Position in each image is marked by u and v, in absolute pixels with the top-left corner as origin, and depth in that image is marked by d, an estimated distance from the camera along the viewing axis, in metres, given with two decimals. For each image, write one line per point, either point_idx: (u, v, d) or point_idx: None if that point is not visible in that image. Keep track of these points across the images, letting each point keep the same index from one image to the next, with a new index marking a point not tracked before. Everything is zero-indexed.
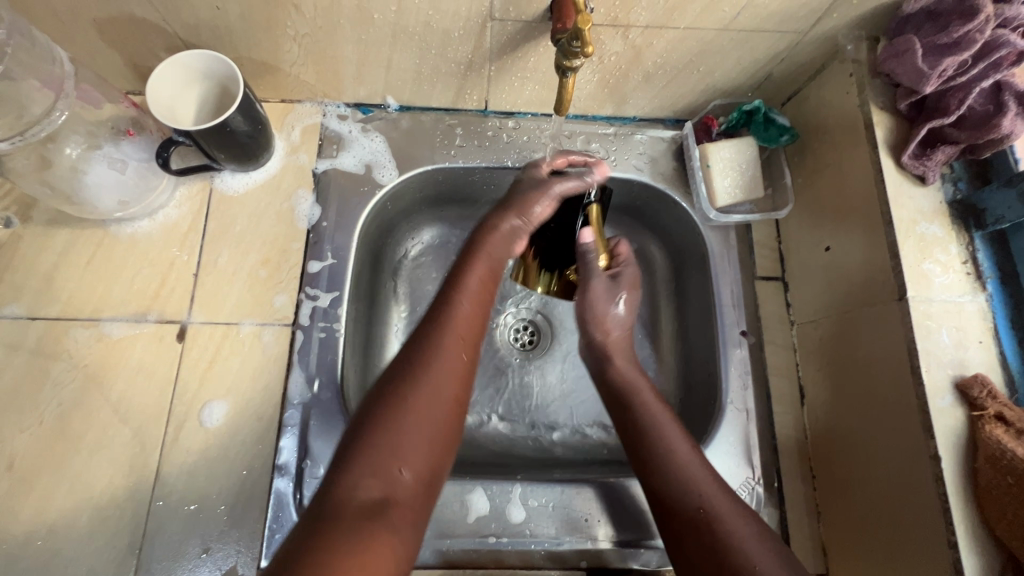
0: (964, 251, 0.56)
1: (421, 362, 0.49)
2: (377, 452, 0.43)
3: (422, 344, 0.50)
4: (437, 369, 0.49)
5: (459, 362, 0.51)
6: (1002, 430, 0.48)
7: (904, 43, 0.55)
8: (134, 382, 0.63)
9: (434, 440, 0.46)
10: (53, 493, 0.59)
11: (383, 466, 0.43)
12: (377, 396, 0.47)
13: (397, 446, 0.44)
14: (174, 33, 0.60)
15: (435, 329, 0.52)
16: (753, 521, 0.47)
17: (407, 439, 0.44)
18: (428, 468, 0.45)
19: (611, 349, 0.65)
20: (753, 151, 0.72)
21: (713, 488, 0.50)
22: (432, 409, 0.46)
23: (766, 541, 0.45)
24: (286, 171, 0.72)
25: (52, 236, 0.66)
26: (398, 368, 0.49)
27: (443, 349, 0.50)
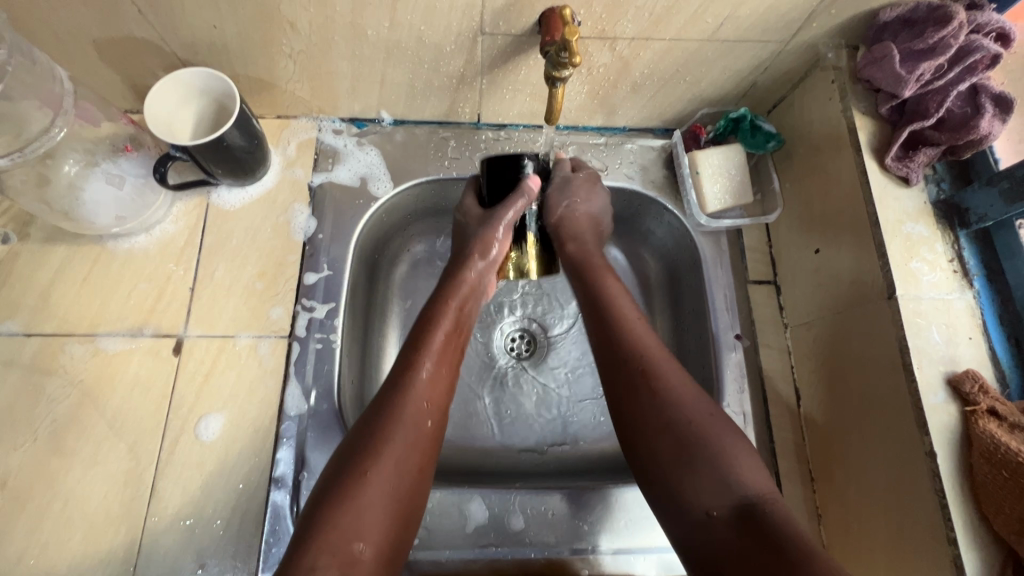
0: (950, 250, 0.57)
1: (384, 429, 0.51)
2: (340, 529, 0.44)
3: (385, 409, 0.53)
4: (396, 440, 0.51)
5: (423, 432, 0.53)
6: (995, 425, 0.49)
7: (882, 49, 0.57)
8: (130, 397, 0.62)
9: (390, 511, 0.48)
10: (47, 510, 0.58)
11: (342, 542, 0.44)
12: (340, 467, 0.49)
13: (352, 519, 0.45)
14: (171, 52, 0.62)
15: (400, 393, 0.54)
16: (689, 388, 0.54)
17: (366, 512, 0.46)
18: (388, 541, 0.47)
19: (578, 229, 0.68)
20: (741, 157, 0.73)
21: (668, 363, 0.56)
22: (392, 479, 0.49)
23: (699, 403, 0.53)
24: (282, 185, 0.73)
25: (49, 252, 0.67)
26: (363, 437, 0.51)
27: (408, 417, 0.52)
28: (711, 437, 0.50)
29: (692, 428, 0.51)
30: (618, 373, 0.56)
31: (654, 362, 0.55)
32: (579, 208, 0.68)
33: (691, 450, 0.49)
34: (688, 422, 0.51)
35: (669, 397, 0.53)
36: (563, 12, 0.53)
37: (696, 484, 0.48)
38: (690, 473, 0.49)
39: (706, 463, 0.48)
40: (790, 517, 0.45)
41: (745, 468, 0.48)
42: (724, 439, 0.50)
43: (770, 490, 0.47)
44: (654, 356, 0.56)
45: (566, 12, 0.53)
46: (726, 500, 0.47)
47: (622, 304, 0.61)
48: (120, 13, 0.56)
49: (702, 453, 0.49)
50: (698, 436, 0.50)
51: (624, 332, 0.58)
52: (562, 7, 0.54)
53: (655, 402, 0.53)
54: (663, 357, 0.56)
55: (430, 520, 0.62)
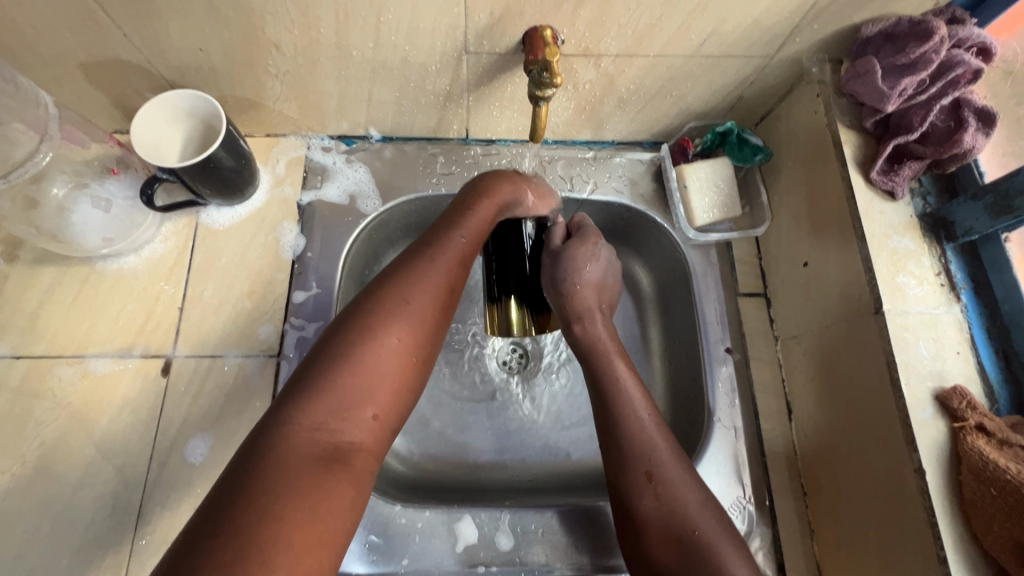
0: (937, 263, 0.57)
1: (403, 297, 0.46)
2: (349, 392, 0.41)
3: (402, 287, 0.47)
4: (416, 311, 0.46)
5: (441, 311, 0.49)
6: (984, 441, 0.49)
7: (864, 64, 0.57)
8: (118, 419, 0.62)
9: (399, 392, 0.44)
10: (34, 535, 0.58)
11: (353, 409, 0.41)
12: (349, 331, 0.44)
13: (360, 384, 0.41)
14: (159, 74, 0.62)
15: (419, 271, 0.49)
16: (698, 489, 0.51)
17: (376, 380, 0.42)
18: (393, 416, 0.43)
19: (583, 311, 0.61)
20: (729, 171, 0.73)
21: (669, 452, 0.53)
22: (409, 349, 0.45)
23: (704, 514, 0.49)
24: (271, 204, 0.73)
25: (37, 274, 0.67)
26: (381, 304, 0.46)
27: (429, 289, 0.48)
28: (711, 546, 0.47)
29: (695, 540, 0.48)
30: (622, 470, 0.52)
31: (655, 454, 0.52)
32: (582, 277, 0.61)
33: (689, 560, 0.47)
34: (693, 532, 0.48)
35: (675, 506, 0.50)
36: (543, 33, 0.55)
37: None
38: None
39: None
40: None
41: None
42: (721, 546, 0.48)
43: None
44: (665, 457, 0.52)
45: (546, 33, 0.55)
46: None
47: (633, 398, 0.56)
48: (106, 37, 0.56)
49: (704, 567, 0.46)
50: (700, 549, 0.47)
51: (634, 438, 0.53)
52: (543, 27, 0.55)
53: (659, 508, 0.50)
54: (673, 457, 0.53)
55: (419, 540, 0.62)
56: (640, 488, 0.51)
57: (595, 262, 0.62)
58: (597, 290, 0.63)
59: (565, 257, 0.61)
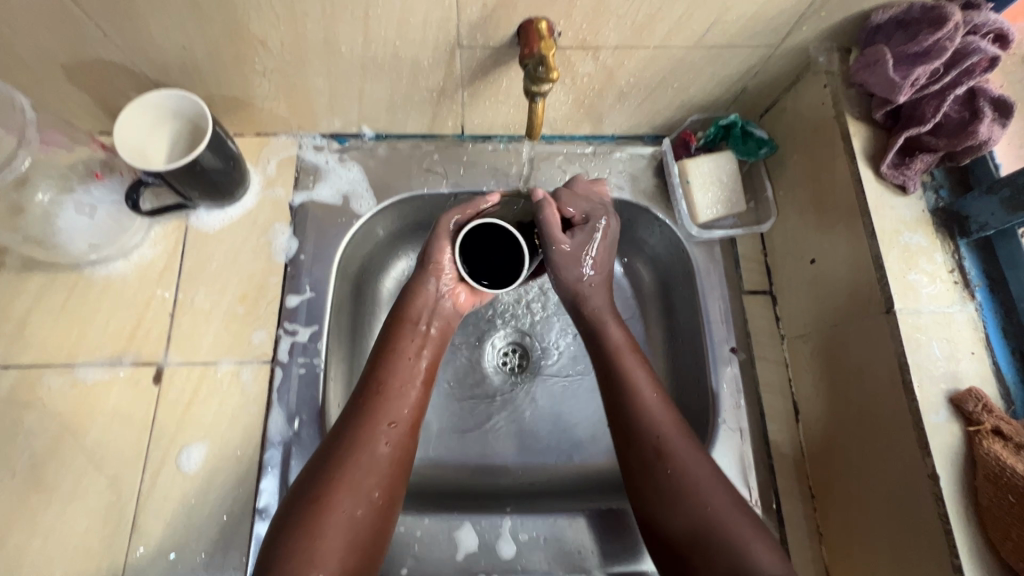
0: (950, 260, 0.55)
1: (340, 455, 0.51)
2: (299, 563, 0.44)
3: (345, 438, 0.52)
4: (354, 468, 0.50)
5: (385, 455, 0.52)
6: (1000, 446, 0.47)
7: (875, 53, 0.55)
8: (110, 429, 0.61)
9: (352, 540, 0.48)
10: (26, 549, 0.57)
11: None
12: (298, 501, 0.48)
13: (312, 553, 0.45)
14: (142, 74, 0.60)
15: (361, 421, 0.53)
16: (704, 460, 0.52)
17: (325, 544, 0.46)
18: (348, 569, 0.46)
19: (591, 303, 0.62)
20: (732, 165, 0.71)
21: (672, 423, 0.54)
22: (351, 512, 0.48)
23: (714, 485, 0.50)
24: (262, 205, 0.71)
25: (24, 281, 0.65)
26: (322, 466, 0.50)
27: (370, 439, 0.52)
28: (731, 531, 0.48)
29: (715, 525, 0.48)
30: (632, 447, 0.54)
31: (660, 430, 0.53)
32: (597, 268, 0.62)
33: (706, 541, 0.48)
34: (710, 510, 0.49)
35: (687, 483, 0.51)
36: (538, 26, 0.52)
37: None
38: (716, 562, 0.47)
39: (727, 550, 0.47)
40: None
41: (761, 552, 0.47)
42: (737, 524, 0.48)
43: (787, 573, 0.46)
44: (673, 435, 0.53)
45: (542, 26, 0.52)
46: None
47: (637, 376, 0.57)
48: (86, 36, 0.54)
49: (725, 543, 0.47)
50: (717, 522, 0.48)
51: (640, 415, 0.54)
52: (538, 20, 0.53)
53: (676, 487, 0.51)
54: (679, 433, 0.54)
55: (420, 549, 0.60)
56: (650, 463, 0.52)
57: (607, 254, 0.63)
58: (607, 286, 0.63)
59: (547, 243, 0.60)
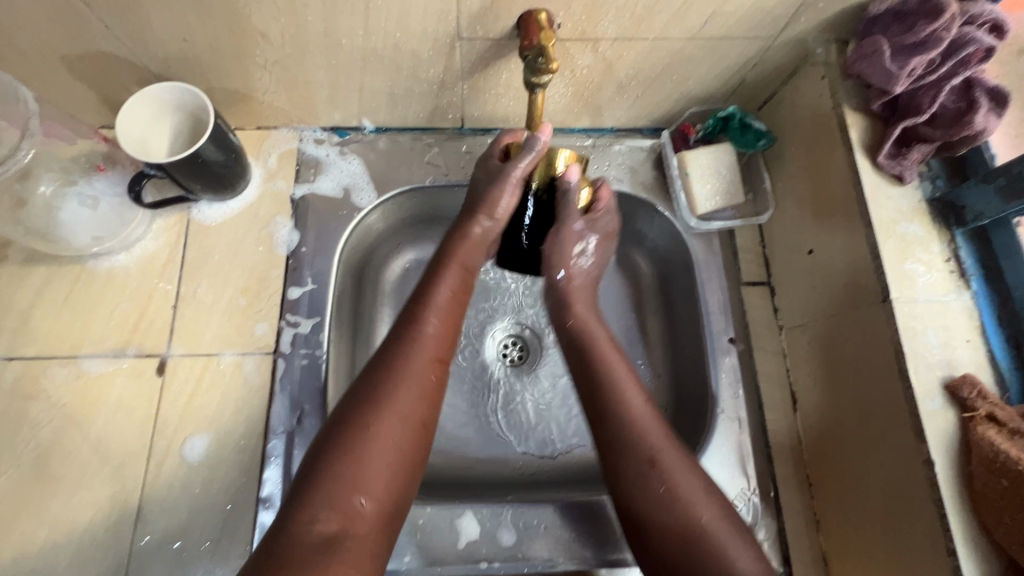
0: (946, 249, 0.56)
1: (386, 380, 0.51)
2: (341, 486, 0.45)
3: (388, 364, 0.52)
4: (401, 395, 0.50)
5: (429, 383, 0.52)
6: (995, 431, 0.48)
7: (872, 44, 0.55)
8: (114, 420, 0.62)
9: (395, 466, 0.48)
10: (32, 538, 0.58)
11: (343, 497, 0.45)
12: (339, 423, 0.48)
13: (354, 476, 0.46)
14: (143, 67, 0.60)
15: (408, 348, 0.53)
16: (692, 471, 0.52)
17: (370, 467, 0.47)
18: (389, 495, 0.47)
19: (575, 297, 0.64)
20: (731, 157, 0.72)
21: (665, 436, 0.53)
22: (393, 438, 0.48)
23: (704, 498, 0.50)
24: (263, 198, 0.72)
25: (28, 274, 0.66)
26: (367, 390, 0.50)
27: (414, 366, 0.52)
28: (711, 534, 0.48)
29: (697, 529, 0.49)
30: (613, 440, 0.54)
31: (635, 422, 0.54)
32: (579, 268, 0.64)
33: (693, 544, 0.48)
34: (696, 518, 0.49)
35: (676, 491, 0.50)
36: (538, 17, 0.53)
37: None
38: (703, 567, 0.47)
39: (710, 553, 0.48)
40: None
41: (744, 560, 0.47)
42: (721, 537, 0.49)
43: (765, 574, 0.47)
44: (659, 441, 0.53)
45: (541, 17, 0.53)
46: None
47: (610, 356, 0.59)
48: (88, 30, 0.54)
49: (707, 547, 0.48)
50: (703, 529, 0.49)
51: (616, 404, 0.55)
52: (538, 10, 0.53)
53: (666, 491, 0.50)
54: (665, 439, 0.53)
55: (421, 537, 0.61)
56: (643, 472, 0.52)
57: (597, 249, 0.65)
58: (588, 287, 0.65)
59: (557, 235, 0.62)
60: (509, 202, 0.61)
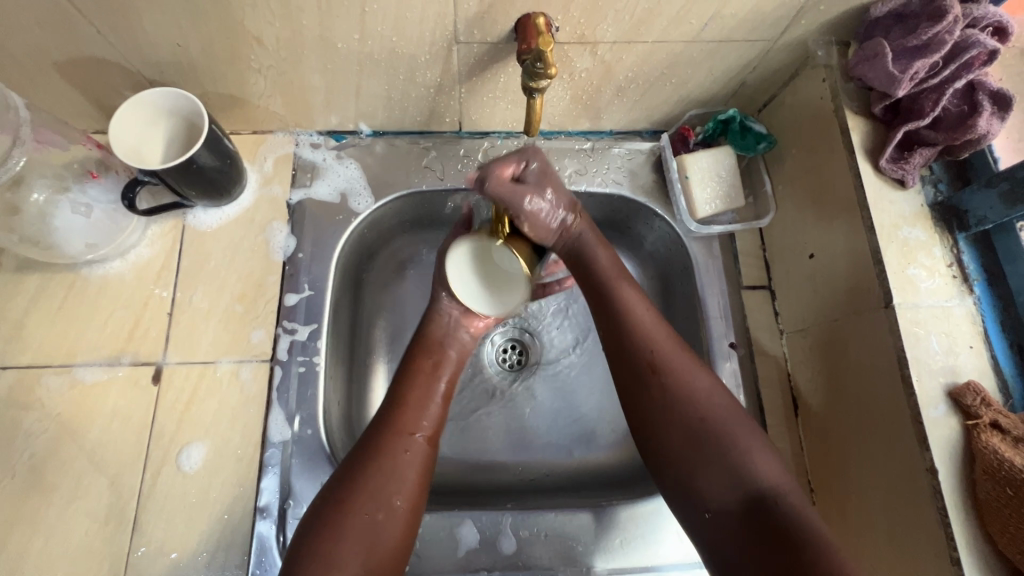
0: (949, 254, 0.55)
1: (363, 461, 0.52)
2: (323, 560, 0.46)
3: (373, 445, 0.54)
4: (378, 475, 0.52)
5: (407, 463, 0.54)
6: (999, 439, 0.47)
7: (874, 47, 0.54)
8: (110, 429, 0.61)
9: (373, 541, 0.49)
10: (27, 550, 0.57)
11: (323, 573, 0.46)
12: (327, 504, 0.50)
13: (335, 555, 0.47)
14: (136, 71, 0.60)
15: (386, 432, 0.55)
16: (703, 376, 0.54)
17: (346, 543, 0.48)
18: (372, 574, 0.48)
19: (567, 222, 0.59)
20: (731, 160, 0.71)
21: (667, 344, 0.55)
22: (372, 515, 0.50)
23: (715, 395, 0.53)
24: (259, 204, 0.71)
25: (21, 282, 0.65)
26: (348, 468, 0.52)
27: (388, 447, 0.54)
28: (723, 432, 0.51)
29: (710, 433, 0.51)
30: (631, 365, 0.55)
31: (655, 345, 0.55)
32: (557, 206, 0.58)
33: (704, 445, 0.51)
34: (701, 417, 0.52)
35: (678, 396, 0.53)
36: (536, 21, 0.52)
37: (709, 482, 0.50)
38: (708, 471, 0.50)
39: (721, 458, 0.50)
40: (801, 506, 0.47)
41: (762, 461, 0.50)
42: (738, 429, 0.51)
43: (781, 481, 0.49)
44: (668, 353, 0.54)
45: (540, 21, 0.52)
46: (736, 495, 0.49)
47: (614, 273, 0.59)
48: (79, 33, 0.53)
49: (718, 448, 0.50)
50: (715, 431, 0.51)
51: (634, 332, 0.56)
52: (537, 14, 0.52)
53: (666, 400, 0.53)
54: (675, 352, 0.55)
55: (421, 546, 0.60)
56: (645, 379, 0.54)
57: (555, 185, 0.58)
58: (573, 205, 0.60)
59: (518, 203, 0.55)
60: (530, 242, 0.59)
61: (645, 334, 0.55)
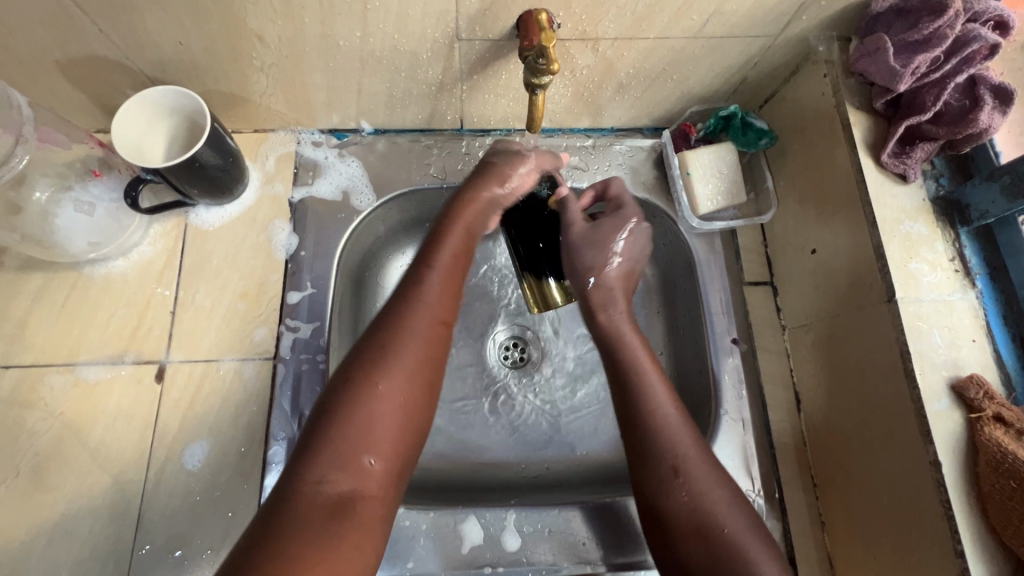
0: (950, 248, 0.56)
1: (386, 343, 0.47)
2: (348, 441, 0.42)
3: (391, 322, 0.48)
4: (405, 355, 0.47)
5: (432, 342, 0.49)
6: (1002, 432, 0.47)
7: (875, 42, 0.54)
8: (113, 427, 0.61)
9: (403, 426, 0.45)
10: (31, 549, 0.57)
11: (351, 456, 0.41)
12: (341, 382, 0.45)
13: (364, 433, 0.42)
14: (138, 70, 0.60)
15: (406, 310, 0.49)
16: (722, 483, 0.50)
17: (376, 423, 0.43)
18: (398, 451, 0.44)
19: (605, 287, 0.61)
20: (733, 156, 0.71)
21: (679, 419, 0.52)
22: (400, 395, 0.45)
23: (730, 505, 0.48)
24: (262, 202, 0.71)
25: (24, 281, 0.65)
26: (368, 348, 0.47)
27: (413, 326, 0.48)
28: (737, 543, 0.46)
29: (724, 540, 0.46)
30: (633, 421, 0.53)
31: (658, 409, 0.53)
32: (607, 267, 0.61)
33: (718, 553, 0.46)
34: (718, 526, 0.47)
35: (700, 495, 0.48)
36: (538, 17, 0.52)
37: None
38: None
39: (736, 565, 0.45)
40: None
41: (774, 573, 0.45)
42: (751, 541, 0.47)
43: None
44: (685, 443, 0.51)
45: (542, 18, 0.52)
46: None
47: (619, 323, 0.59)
48: (80, 32, 0.53)
49: (733, 558, 0.45)
50: (727, 541, 0.46)
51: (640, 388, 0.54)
52: (538, 11, 0.52)
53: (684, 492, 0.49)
54: (691, 441, 0.51)
55: (425, 542, 0.61)
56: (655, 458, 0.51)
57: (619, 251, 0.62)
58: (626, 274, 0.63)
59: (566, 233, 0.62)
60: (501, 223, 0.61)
61: (666, 411, 0.52)
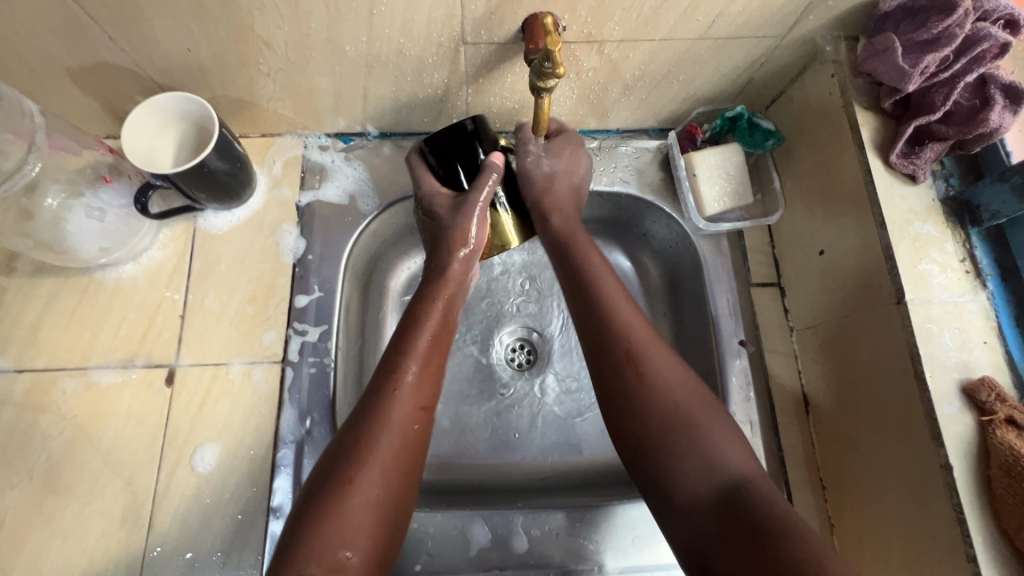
0: (961, 249, 0.55)
1: (365, 433, 0.50)
2: (323, 539, 0.44)
3: (371, 414, 0.51)
4: (382, 447, 0.49)
5: (411, 433, 0.52)
6: (1014, 435, 0.47)
7: (883, 41, 0.54)
8: (124, 431, 0.62)
9: (378, 514, 0.47)
10: (45, 550, 0.58)
11: (327, 549, 0.43)
12: (323, 475, 0.48)
13: (340, 524, 0.45)
14: (148, 77, 0.60)
15: (385, 402, 0.52)
16: (674, 363, 0.54)
17: (350, 517, 0.45)
18: (376, 545, 0.46)
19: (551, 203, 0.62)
20: (739, 157, 0.71)
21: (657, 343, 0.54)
22: (376, 489, 0.47)
23: (683, 384, 0.52)
24: (269, 207, 0.71)
25: (36, 286, 0.66)
26: (350, 439, 0.49)
27: (389, 416, 0.51)
28: (697, 420, 0.51)
29: (684, 425, 0.50)
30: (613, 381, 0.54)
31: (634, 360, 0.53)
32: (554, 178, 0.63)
33: (675, 432, 0.50)
34: (677, 406, 0.51)
35: (659, 387, 0.52)
36: (544, 20, 0.52)
37: (684, 474, 0.49)
38: (685, 463, 0.49)
39: (695, 450, 0.49)
40: (772, 492, 0.47)
41: (730, 448, 0.50)
42: (709, 418, 0.51)
43: (752, 469, 0.49)
44: (651, 351, 0.54)
45: (547, 20, 0.52)
46: (711, 485, 0.48)
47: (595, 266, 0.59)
48: (91, 39, 0.54)
49: (688, 436, 0.50)
50: (684, 419, 0.51)
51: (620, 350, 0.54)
52: (544, 15, 0.52)
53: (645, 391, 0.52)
54: (652, 340, 0.55)
55: (433, 545, 0.61)
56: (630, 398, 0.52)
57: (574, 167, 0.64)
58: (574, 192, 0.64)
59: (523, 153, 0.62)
60: (479, 230, 0.59)
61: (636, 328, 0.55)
